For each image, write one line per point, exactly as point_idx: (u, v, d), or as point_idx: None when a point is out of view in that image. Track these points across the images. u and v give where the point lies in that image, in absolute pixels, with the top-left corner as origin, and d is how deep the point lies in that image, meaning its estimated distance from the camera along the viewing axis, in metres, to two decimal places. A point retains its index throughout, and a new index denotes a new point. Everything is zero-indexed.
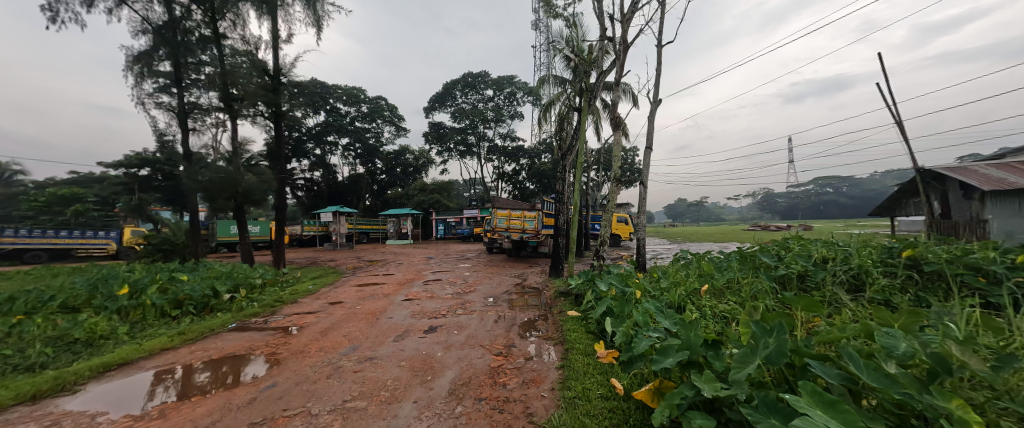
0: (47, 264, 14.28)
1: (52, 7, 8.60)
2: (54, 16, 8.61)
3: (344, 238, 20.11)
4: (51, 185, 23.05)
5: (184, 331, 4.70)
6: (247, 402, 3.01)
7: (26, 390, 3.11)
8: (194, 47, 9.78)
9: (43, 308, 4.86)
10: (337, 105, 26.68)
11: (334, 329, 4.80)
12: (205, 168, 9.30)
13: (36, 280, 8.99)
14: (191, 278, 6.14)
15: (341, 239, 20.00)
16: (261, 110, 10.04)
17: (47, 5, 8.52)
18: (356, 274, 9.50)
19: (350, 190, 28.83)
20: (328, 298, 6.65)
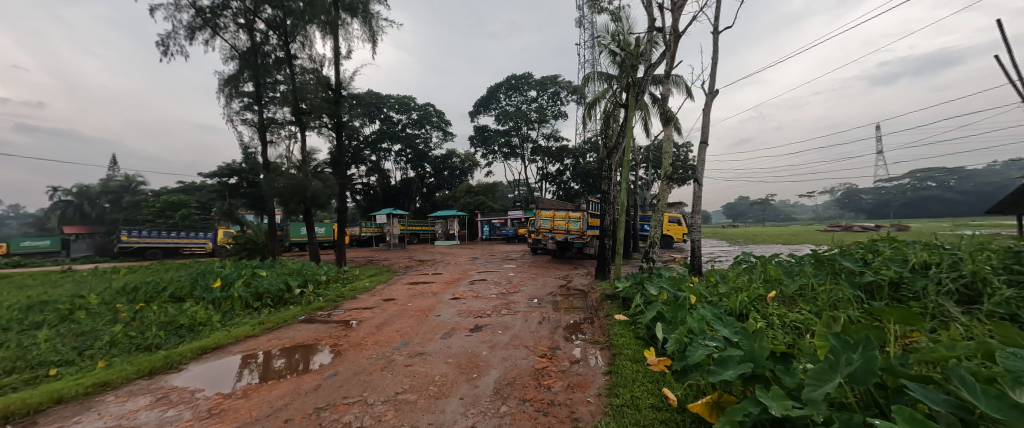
0: (162, 260, 17.03)
1: (164, 43, 10.29)
2: (166, 50, 10.33)
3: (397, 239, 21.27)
4: (165, 193, 27.48)
5: (264, 321, 5.32)
6: (313, 387, 3.33)
7: (145, 366, 3.75)
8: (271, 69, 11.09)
9: (161, 295, 5.84)
10: (390, 114, 28.60)
11: (388, 324, 5.13)
12: (279, 175, 10.44)
13: (154, 273, 10.76)
14: (269, 274, 6.93)
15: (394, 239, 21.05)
16: (325, 122, 11.04)
17: (161, 42, 10.22)
18: (407, 273, 10.06)
19: (402, 193, 30.67)
20: (382, 295, 7.14)
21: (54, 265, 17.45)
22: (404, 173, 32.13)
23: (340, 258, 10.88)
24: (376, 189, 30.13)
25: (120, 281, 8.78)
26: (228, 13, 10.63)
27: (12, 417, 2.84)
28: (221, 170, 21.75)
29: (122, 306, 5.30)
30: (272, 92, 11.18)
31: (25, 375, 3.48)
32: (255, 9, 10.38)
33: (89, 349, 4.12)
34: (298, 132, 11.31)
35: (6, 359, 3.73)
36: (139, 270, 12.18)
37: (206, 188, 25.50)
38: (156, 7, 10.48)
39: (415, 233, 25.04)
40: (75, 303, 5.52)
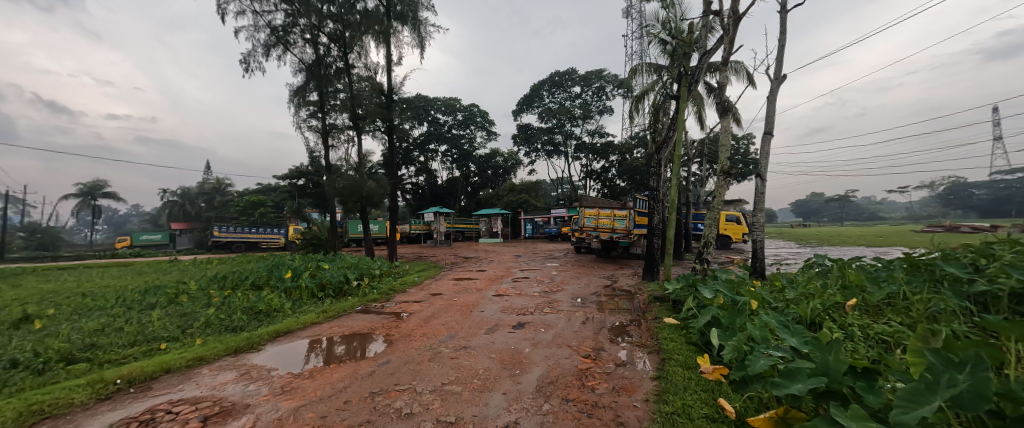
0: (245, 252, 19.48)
1: (246, 61, 11.70)
2: (247, 67, 11.74)
3: (444, 236, 22.18)
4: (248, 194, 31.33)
5: (327, 310, 5.85)
6: (368, 373, 3.59)
7: (233, 345, 4.32)
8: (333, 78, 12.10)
9: (245, 283, 6.69)
10: (438, 116, 29.82)
11: (435, 318, 5.37)
12: (340, 176, 11.38)
13: (240, 264, 12.35)
14: (331, 266, 7.60)
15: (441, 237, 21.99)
16: (379, 126, 11.80)
17: (244, 60, 11.64)
18: (453, 269, 10.43)
19: (448, 192, 31.87)
20: (430, 289, 7.49)
21: (166, 255, 20.78)
22: (450, 172, 33.40)
23: (392, 254, 11.60)
24: (425, 188, 31.67)
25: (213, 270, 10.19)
26: (297, 30, 11.80)
27: (136, 381, 3.44)
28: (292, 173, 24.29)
29: (216, 292, 6.16)
30: (333, 100, 12.21)
31: (144, 348, 4.18)
32: (319, 25, 11.40)
33: (191, 328, 4.84)
34: (355, 136, 12.22)
35: (132, 333, 4.51)
36: (228, 261, 14.05)
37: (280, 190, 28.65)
38: (240, 29, 11.95)
39: (460, 231, 25.92)
40: (181, 288, 6.51)
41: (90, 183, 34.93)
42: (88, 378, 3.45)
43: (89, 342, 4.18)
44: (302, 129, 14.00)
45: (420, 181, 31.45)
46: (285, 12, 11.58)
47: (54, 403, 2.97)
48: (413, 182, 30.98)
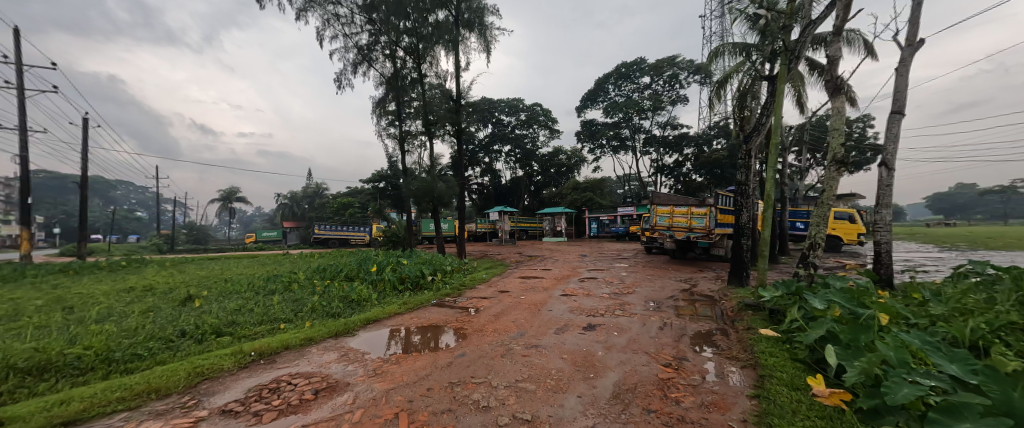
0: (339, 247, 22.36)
1: (338, 79, 13.34)
2: (339, 84, 13.36)
3: (508, 234, 22.65)
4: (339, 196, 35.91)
5: (406, 302, 6.37)
6: (447, 363, 3.82)
7: (334, 329, 4.95)
8: (408, 88, 13.12)
9: (340, 275, 7.64)
10: (501, 118, 30.55)
11: (504, 314, 5.52)
12: (414, 179, 12.30)
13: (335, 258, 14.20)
14: (409, 262, 8.30)
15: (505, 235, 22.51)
16: (448, 130, 12.46)
17: (336, 78, 13.27)
18: (518, 267, 10.61)
19: (512, 192, 32.56)
20: (498, 286, 7.73)
21: (279, 250, 24.78)
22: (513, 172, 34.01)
23: (461, 251, 12.17)
24: (489, 188, 32.75)
25: (315, 263, 11.84)
26: (378, 47, 13.00)
27: (264, 354, 4.13)
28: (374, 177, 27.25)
29: (318, 282, 7.14)
30: (408, 108, 13.22)
31: (269, 327, 5.01)
32: (396, 40, 12.43)
33: (301, 312, 5.67)
34: (427, 141, 13.10)
35: (261, 314, 5.45)
36: (326, 255, 16.26)
37: (365, 192, 32.29)
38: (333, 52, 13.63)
39: (523, 229, 26.36)
40: (293, 277, 7.69)
41: (227, 191, 43.42)
42: (231, 348, 4.24)
43: (232, 320, 5.15)
44: (382, 136, 15.45)
45: (484, 181, 32.58)
46: (368, 32, 12.84)
47: (210, 367, 3.71)
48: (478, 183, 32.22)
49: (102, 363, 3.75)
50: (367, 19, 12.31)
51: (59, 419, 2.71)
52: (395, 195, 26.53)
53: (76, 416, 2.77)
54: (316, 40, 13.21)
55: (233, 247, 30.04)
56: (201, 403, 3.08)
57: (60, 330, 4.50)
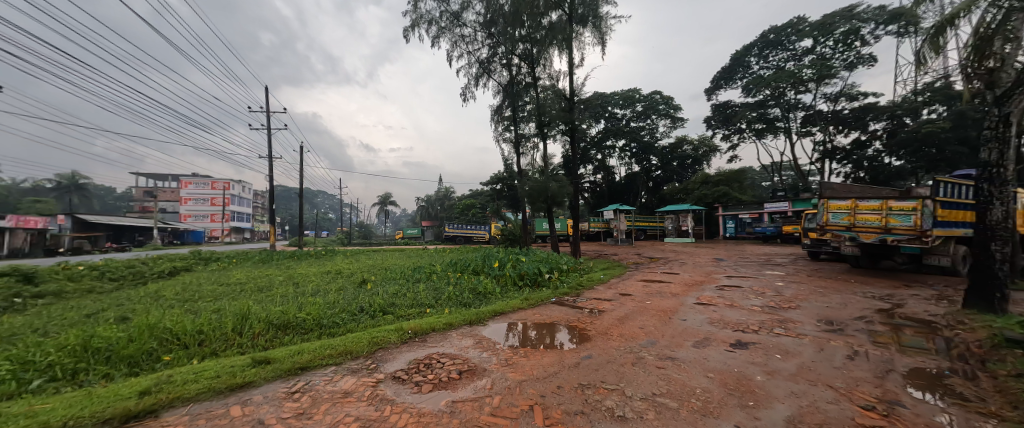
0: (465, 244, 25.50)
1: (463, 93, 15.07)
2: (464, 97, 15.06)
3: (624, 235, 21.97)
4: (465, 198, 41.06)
5: (528, 298, 6.69)
6: (575, 364, 3.81)
7: (468, 318, 5.53)
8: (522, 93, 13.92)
9: (468, 268, 8.58)
10: (615, 112, 29.65)
11: (630, 319, 5.27)
12: (529, 180, 12.85)
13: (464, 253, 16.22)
14: (527, 259, 8.78)
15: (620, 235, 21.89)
16: (562, 128, 12.60)
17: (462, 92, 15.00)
18: (639, 269, 10.01)
19: (627, 189, 31.05)
20: (620, 289, 7.44)
21: (418, 245, 29.64)
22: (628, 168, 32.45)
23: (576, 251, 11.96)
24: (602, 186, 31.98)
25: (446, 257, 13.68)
26: (497, 59, 14.20)
27: (417, 333, 4.90)
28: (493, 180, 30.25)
29: (452, 275, 8.16)
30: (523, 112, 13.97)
31: (418, 310, 5.94)
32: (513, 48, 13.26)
33: (440, 300, 6.55)
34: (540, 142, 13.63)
35: (412, 298, 6.53)
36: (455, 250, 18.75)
37: (486, 194, 36.13)
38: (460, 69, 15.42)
39: (641, 229, 25.48)
40: (432, 269, 9.00)
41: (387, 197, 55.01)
42: (394, 326, 5.18)
43: (392, 302, 6.31)
44: (500, 142, 16.69)
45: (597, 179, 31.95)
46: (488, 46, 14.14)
47: (382, 339, 4.59)
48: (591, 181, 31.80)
49: (316, 326, 5.07)
50: (487, 35, 13.61)
51: (299, 363, 3.76)
52: (511, 196, 28.53)
53: (308, 363, 3.80)
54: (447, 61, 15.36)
55: (387, 242, 37.41)
56: (379, 367, 3.82)
57: (293, 299, 6.31)
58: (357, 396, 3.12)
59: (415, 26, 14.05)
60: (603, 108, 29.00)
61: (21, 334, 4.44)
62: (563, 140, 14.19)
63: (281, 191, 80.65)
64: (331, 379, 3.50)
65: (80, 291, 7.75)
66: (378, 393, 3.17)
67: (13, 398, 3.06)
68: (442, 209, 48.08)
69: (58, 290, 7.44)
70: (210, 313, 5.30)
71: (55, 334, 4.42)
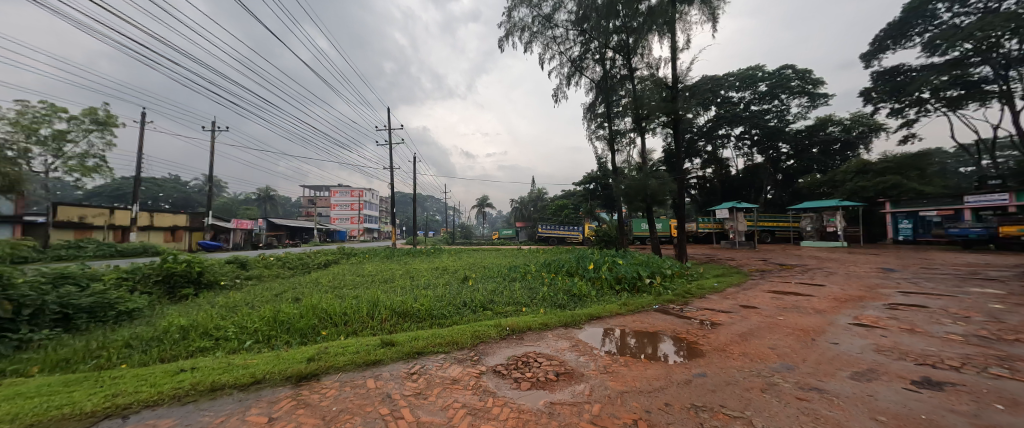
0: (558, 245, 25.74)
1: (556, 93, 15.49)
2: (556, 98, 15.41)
3: (744, 236, 19.76)
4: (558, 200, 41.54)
5: (626, 303, 6.35)
6: (685, 381, 3.41)
7: (563, 320, 5.52)
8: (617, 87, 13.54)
9: (563, 269, 8.61)
10: (730, 95, 26.01)
11: (755, 338, 4.49)
12: (625, 178, 12.21)
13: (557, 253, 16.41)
14: (625, 262, 8.40)
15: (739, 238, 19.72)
16: (663, 120, 11.64)
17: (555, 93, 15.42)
18: (766, 279, 8.56)
19: (746, 183, 27.06)
20: (739, 301, 6.44)
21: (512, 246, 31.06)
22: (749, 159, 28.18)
23: (681, 253, 11.74)
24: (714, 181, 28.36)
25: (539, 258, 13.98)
26: (589, 55, 14.05)
27: (515, 330, 5.10)
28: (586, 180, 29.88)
29: (546, 275, 8.32)
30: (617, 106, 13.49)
31: (515, 308, 6.18)
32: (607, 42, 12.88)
33: (536, 299, 6.72)
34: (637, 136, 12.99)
35: (509, 296, 6.86)
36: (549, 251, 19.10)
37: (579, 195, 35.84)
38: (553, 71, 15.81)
39: (767, 230, 22.22)
40: (527, 269, 9.30)
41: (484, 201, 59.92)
42: (494, 321, 5.51)
43: (491, 298, 6.73)
44: (592, 139, 16.60)
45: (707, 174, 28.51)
46: (580, 43, 13.99)
47: (483, 333, 4.92)
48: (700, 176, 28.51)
49: (428, 316, 5.75)
50: (579, 32, 13.50)
51: (416, 348, 4.30)
52: (605, 196, 27.59)
53: (423, 348, 4.31)
54: (539, 64, 15.76)
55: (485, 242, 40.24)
56: (481, 360, 4.09)
57: (409, 290, 7.29)
58: (463, 384, 3.39)
59: (509, 34, 14.75)
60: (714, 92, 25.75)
61: (240, 305, 6.20)
62: (664, 133, 13.17)
63: (400, 197, 94.61)
64: (441, 365, 3.89)
65: (272, 275, 10.48)
66: (480, 384, 3.39)
67: (236, 353, 4.29)
68: (535, 211, 49.72)
69: (259, 274, 10.17)
70: (350, 299, 6.51)
71: (258, 308, 6.03)
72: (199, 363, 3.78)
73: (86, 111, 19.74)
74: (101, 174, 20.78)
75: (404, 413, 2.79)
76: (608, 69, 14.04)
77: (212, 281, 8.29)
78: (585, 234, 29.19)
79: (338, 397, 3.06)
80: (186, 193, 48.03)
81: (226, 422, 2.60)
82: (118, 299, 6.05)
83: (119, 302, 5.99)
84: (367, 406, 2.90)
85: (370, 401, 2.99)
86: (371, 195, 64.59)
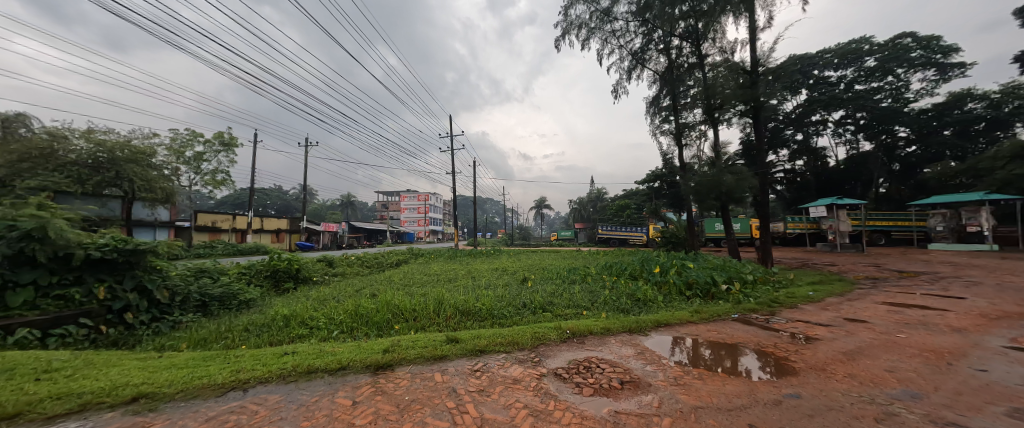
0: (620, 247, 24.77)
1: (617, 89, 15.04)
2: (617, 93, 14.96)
3: (847, 238, 17.10)
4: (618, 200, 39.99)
5: (699, 311, 5.84)
6: (774, 400, 2.98)
7: (628, 326, 5.27)
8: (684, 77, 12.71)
9: (626, 273, 8.26)
10: (826, 74, 22.52)
11: (866, 358, 3.78)
12: (695, 174, 11.29)
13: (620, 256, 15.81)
14: (696, 266, 7.79)
15: (841, 239, 17.12)
16: (740, 109, 10.55)
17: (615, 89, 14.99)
18: (878, 289, 7.23)
19: (849, 176, 23.31)
20: (843, 313, 5.51)
21: (571, 247, 30.60)
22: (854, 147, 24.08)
23: (766, 258, 10.51)
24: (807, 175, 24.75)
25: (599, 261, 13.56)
26: (653, 46, 13.38)
27: (576, 334, 5.00)
28: (649, 178, 28.31)
29: (608, 278, 8.05)
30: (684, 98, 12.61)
31: (575, 311, 6.07)
32: (672, 30, 12.11)
33: (597, 302, 6.53)
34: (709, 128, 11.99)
35: (569, 298, 6.76)
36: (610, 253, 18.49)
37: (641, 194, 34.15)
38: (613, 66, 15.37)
39: (882, 230, 19.01)
40: (587, 271, 9.10)
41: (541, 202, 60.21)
42: (554, 323, 5.46)
43: (551, 300, 6.71)
44: (657, 135, 15.83)
45: (798, 166, 25.03)
46: (642, 34, 13.36)
47: (543, 335, 4.90)
48: (788, 169, 25.14)
49: (490, 316, 5.91)
50: (640, 23, 12.89)
51: (478, 346, 4.44)
52: (671, 194, 25.78)
53: (485, 346, 4.44)
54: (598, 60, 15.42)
55: (543, 244, 40.28)
56: (542, 362, 4.07)
57: (471, 290, 7.59)
58: (524, 385, 3.40)
59: (566, 33, 14.63)
60: (803, 73, 22.56)
61: (328, 299, 7.06)
62: (741, 123, 11.95)
63: (461, 200, 99.54)
64: (502, 364, 3.96)
65: (354, 272, 11.77)
66: (541, 386, 3.37)
67: (326, 340, 4.88)
68: (594, 211, 48.58)
69: (344, 271, 11.47)
70: (419, 296, 6.99)
71: (342, 302, 6.79)
72: (297, 348, 4.36)
73: (216, 135, 24.22)
74: (227, 186, 25.30)
75: (468, 408, 2.89)
76: (673, 59, 13.23)
77: (306, 277, 9.55)
78: (649, 235, 27.56)
79: (410, 388, 3.29)
80: (287, 200, 56.19)
81: (319, 402, 2.95)
82: (240, 290, 7.28)
83: (240, 293, 7.20)
84: (435, 398, 3.07)
85: (438, 393, 3.16)
86: (436, 199, 68.85)
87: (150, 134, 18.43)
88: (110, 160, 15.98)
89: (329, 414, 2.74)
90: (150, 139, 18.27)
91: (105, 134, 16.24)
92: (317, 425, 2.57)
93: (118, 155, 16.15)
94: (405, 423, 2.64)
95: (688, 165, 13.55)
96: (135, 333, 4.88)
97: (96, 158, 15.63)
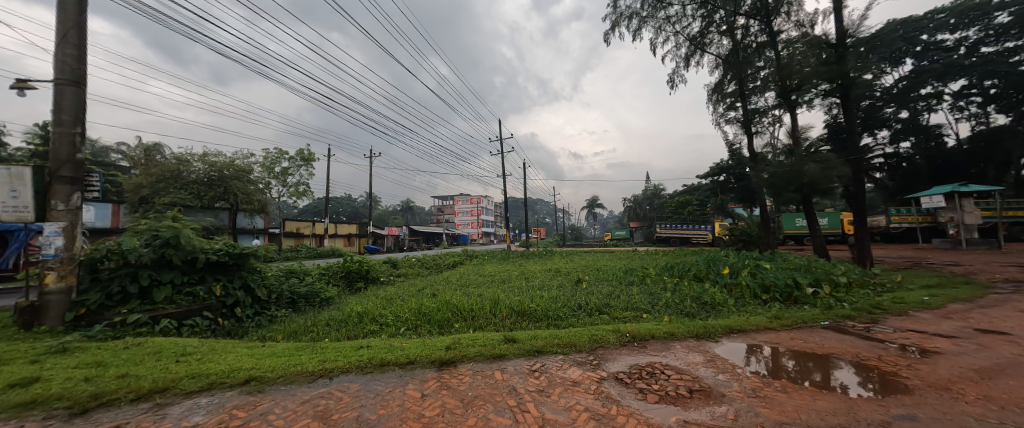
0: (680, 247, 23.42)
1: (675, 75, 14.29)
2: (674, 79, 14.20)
3: (976, 233, 14.23)
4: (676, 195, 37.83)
5: (780, 317, 5.26)
6: (879, 420, 2.56)
7: (694, 331, 4.93)
8: (753, 59, 11.67)
9: (689, 274, 7.78)
10: (938, 38, 18.90)
11: (1009, 379, 3.08)
12: (770, 164, 10.21)
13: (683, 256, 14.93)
14: (773, 267, 7.08)
15: (968, 235, 14.29)
16: (824, 89, 9.38)
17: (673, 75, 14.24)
18: (1021, 293, 5.93)
19: (974, 158, 19.35)
20: (972, 323, 4.57)
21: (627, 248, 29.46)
22: (984, 122, 19.85)
23: (862, 258, 9.15)
24: (915, 159, 21.09)
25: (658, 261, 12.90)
26: (713, 28, 12.43)
27: (636, 337, 4.79)
28: (711, 171, 26.29)
29: (669, 280, 7.64)
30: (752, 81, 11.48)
31: (633, 314, 5.81)
32: (737, 9, 11.14)
33: (657, 305, 6.20)
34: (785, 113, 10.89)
35: (626, 301, 6.50)
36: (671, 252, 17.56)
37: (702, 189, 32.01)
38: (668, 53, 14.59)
39: None
40: (646, 272, 8.68)
41: (592, 203, 59.05)
42: (612, 326, 5.30)
43: (606, 302, 6.49)
44: (722, 123, 14.72)
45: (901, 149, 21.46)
46: (701, 17, 12.47)
47: (602, 337, 4.78)
48: (888, 152, 21.58)
49: (545, 316, 5.93)
50: (698, 6, 12.03)
51: (536, 346, 4.47)
52: (740, 188, 23.62)
53: (543, 347, 4.45)
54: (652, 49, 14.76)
55: (596, 244, 39.33)
56: (601, 365, 3.97)
57: (525, 291, 7.68)
58: (584, 388, 3.35)
59: (616, 25, 14.16)
60: (907, 40, 19.10)
61: (394, 298, 7.60)
62: (825, 104, 10.59)
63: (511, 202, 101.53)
64: (561, 366, 3.94)
65: (413, 273, 12.57)
66: (602, 390, 3.28)
67: (394, 336, 5.27)
68: (651, 209, 46.45)
69: (407, 272, 12.30)
70: (475, 296, 7.26)
71: (406, 301, 7.26)
72: (371, 343, 4.73)
73: (298, 152, 27.36)
74: (307, 197, 28.42)
75: (529, 408, 2.92)
76: (739, 39, 12.20)
77: (375, 278, 10.40)
78: (714, 233, 25.56)
79: (472, 384, 3.42)
80: (355, 207, 61.80)
81: (393, 393, 3.19)
82: (321, 290, 8.15)
83: (321, 291, 8.05)
84: (497, 396, 3.15)
85: (499, 391, 3.24)
86: (488, 201, 70.76)
87: (248, 153, 21.37)
88: (220, 178, 18.87)
89: (402, 405, 2.95)
90: (248, 158, 21.20)
91: (216, 156, 19.16)
92: (392, 414, 2.78)
93: (225, 174, 18.98)
94: (469, 418, 2.74)
95: (760, 155, 12.39)
96: (244, 325, 5.72)
97: (210, 177, 18.60)
